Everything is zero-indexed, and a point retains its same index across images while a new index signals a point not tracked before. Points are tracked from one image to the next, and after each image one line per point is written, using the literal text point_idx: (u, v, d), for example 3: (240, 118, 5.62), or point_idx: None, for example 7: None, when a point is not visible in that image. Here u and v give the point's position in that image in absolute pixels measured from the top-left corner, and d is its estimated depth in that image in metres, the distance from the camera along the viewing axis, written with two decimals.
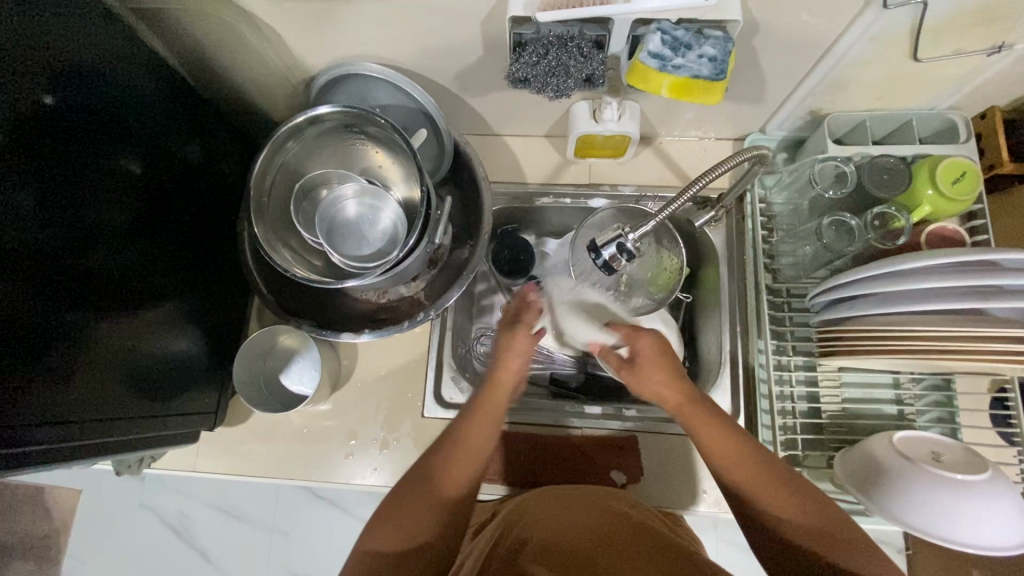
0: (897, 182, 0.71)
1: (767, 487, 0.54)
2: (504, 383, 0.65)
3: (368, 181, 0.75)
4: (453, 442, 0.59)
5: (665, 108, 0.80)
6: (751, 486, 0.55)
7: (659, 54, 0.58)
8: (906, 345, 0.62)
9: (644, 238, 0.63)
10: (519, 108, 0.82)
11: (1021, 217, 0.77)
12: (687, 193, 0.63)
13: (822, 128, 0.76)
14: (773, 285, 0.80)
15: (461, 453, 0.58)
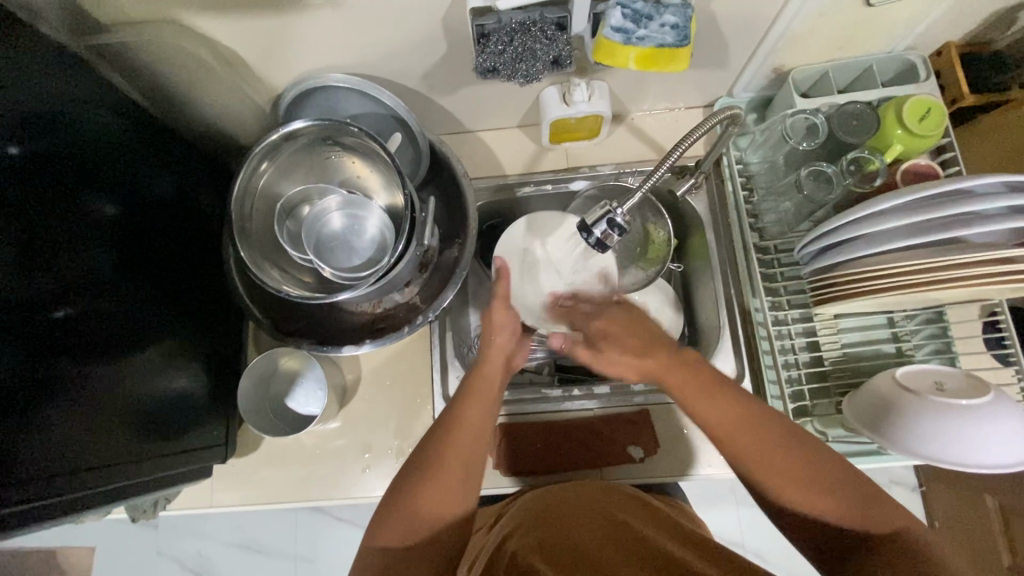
0: (865, 127, 0.73)
1: (778, 467, 0.53)
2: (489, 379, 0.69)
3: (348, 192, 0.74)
4: (456, 421, 0.63)
5: (633, 84, 0.81)
6: (773, 482, 0.53)
7: (622, 28, 0.58)
8: (897, 283, 0.64)
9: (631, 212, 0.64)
10: (489, 102, 0.83)
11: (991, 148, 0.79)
12: (666, 162, 0.64)
13: (788, 84, 0.78)
14: (761, 243, 0.80)
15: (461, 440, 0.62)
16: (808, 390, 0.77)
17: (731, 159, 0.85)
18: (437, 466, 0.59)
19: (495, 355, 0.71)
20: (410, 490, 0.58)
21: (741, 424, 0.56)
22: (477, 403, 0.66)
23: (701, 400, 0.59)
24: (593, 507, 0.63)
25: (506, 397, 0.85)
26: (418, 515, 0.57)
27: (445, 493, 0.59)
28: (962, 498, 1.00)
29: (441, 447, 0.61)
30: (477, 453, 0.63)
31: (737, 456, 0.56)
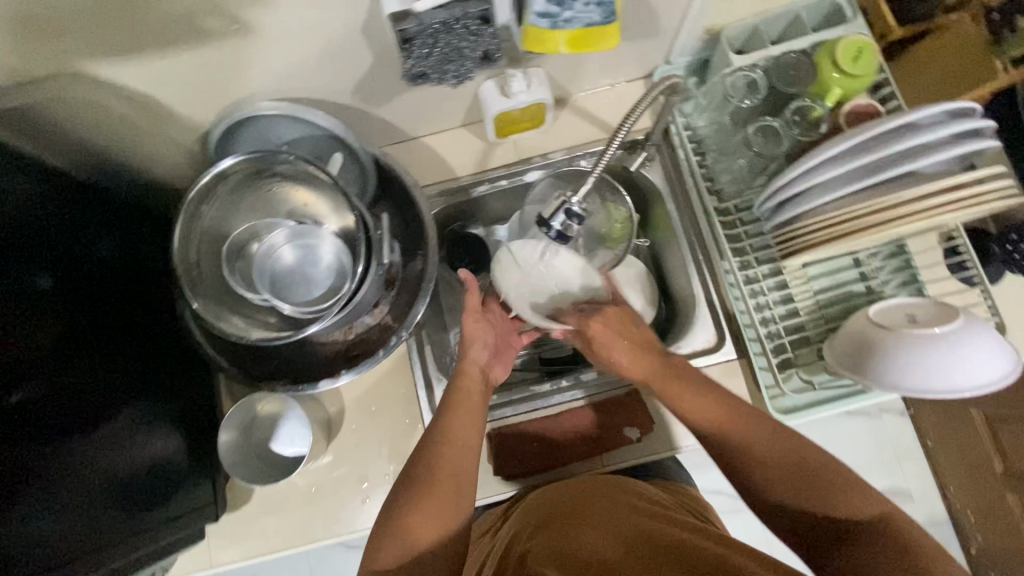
0: (804, 76, 0.73)
1: (762, 458, 0.56)
2: (467, 394, 0.69)
3: (296, 222, 0.72)
4: (442, 437, 0.64)
5: (570, 64, 0.79)
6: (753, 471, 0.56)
7: (547, 12, 0.55)
8: (859, 225, 0.64)
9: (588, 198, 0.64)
10: (428, 106, 0.80)
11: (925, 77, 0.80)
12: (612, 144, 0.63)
13: (722, 43, 0.77)
14: (722, 205, 0.80)
15: (450, 456, 0.63)
16: (789, 342, 0.78)
17: (679, 127, 0.84)
18: (428, 484, 0.61)
19: (470, 368, 0.71)
20: (406, 509, 0.59)
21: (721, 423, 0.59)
22: (461, 415, 0.66)
23: (682, 400, 0.63)
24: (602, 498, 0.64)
25: (497, 400, 0.84)
26: (411, 531, 0.58)
27: (436, 509, 0.59)
28: (948, 417, 1.03)
29: (428, 463, 0.62)
30: (468, 463, 0.64)
31: (723, 451, 0.58)
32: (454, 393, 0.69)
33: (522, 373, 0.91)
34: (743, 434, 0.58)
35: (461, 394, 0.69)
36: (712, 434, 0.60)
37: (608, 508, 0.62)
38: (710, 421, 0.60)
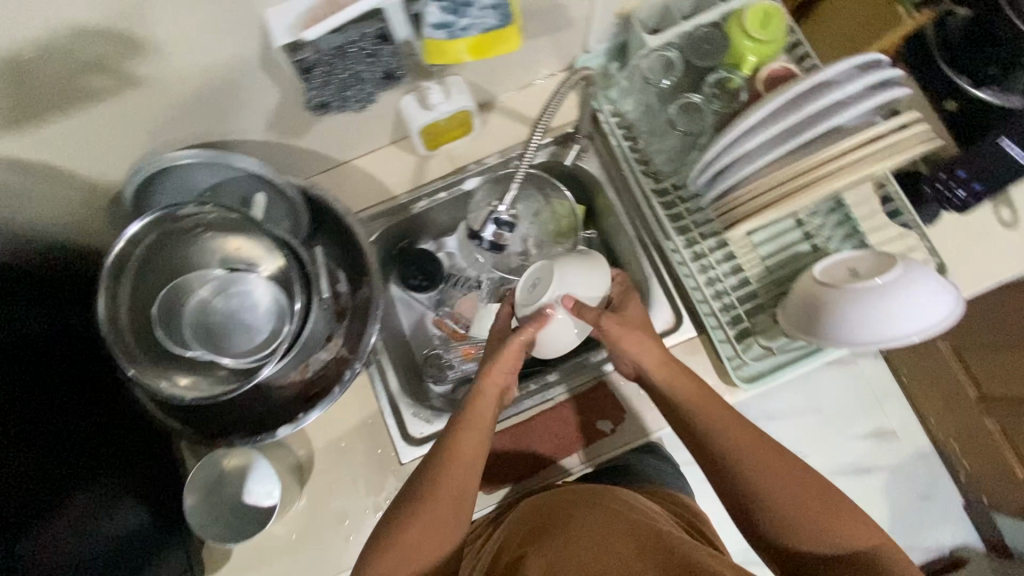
0: (718, 48, 0.72)
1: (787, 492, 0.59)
2: (483, 414, 0.68)
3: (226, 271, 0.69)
4: (449, 452, 0.65)
5: (486, 67, 0.78)
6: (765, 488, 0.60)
7: (443, 22, 0.54)
8: (793, 187, 0.64)
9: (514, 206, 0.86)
10: (351, 129, 0.79)
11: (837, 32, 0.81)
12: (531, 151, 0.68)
13: (634, 25, 0.77)
14: (659, 185, 0.80)
15: (454, 473, 0.64)
16: (745, 312, 0.78)
17: (607, 114, 0.84)
18: (430, 499, 0.62)
19: (494, 383, 0.69)
20: (401, 523, 0.62)
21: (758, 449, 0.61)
22: (473, 431, 0.66)
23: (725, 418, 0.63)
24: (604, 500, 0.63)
25: None
26: (408, 547, 0.60)
27: (433, 528, 0.61)
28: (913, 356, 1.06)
29: (432, 477, 0.64)
30: (470, 483, 0.64)
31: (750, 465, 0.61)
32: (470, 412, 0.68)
33: None
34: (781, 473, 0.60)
35: (477, 412, 0.68)
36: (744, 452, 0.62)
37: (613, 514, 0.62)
38: (710, 434, 0.63)
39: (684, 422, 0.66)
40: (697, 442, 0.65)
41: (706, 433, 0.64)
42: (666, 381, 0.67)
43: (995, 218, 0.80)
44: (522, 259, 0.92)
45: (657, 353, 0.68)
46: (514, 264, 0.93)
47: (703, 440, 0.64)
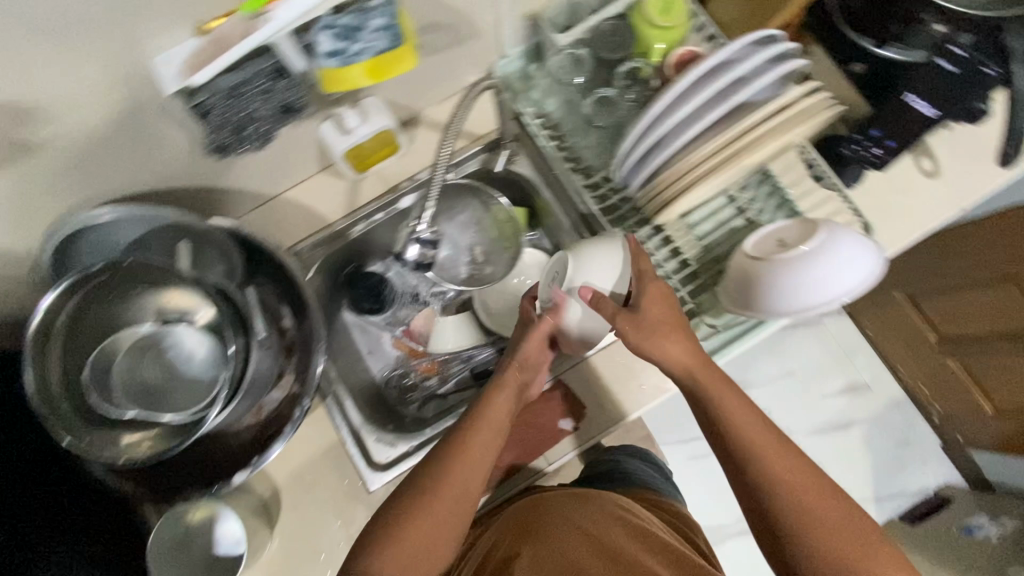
0: (624, 40, 0.76)
1: (801, 489, 0.63)
2: (496, 416, 0.71)
3: (155, 325, 0.68)
4: (459, 449, 0.68)
5: (402, 82, 0.78)
6: (783, 489, 0.63)
7: (335, 50, 0.55)
8: (713, 167, 0.65)
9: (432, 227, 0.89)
10: (274, 163, 0.78)
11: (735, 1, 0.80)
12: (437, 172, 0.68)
13: (543, 26, 0.78)
14: (590, 180, 0.80)
15: (462, 468, 0.67)
16: (687, 292, 0.79)
17: (529, 116, 0.82)
18: (439, 490, 0.66)
19: (512, 378, 0.74)
20: (406, 518, 0.64)
21: (777, 452, 0.65)
22: (487, 431, 0.70)
23: (745, 423, 0.67)
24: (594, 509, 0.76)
25: (432, 432, 0.82)
26: (412, 537, 0.63)
27: (433, 522, 0.64)
28: None
29: (443, 473, 0.67)
30: (478, 484, 0.68)
31: (765, 466, 0.64)
32: (475, 414, 0.71)
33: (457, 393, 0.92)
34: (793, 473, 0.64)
35: (491, 412, 0.71)
36: (762, 453, 0.65)
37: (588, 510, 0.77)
38: (731, 425, 0.67)
39: (695, 397, 0.69)
40: (707, 418, 0.68)
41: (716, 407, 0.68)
42: (678, 364, 0.68)
43: (916, 170, 0.82)
44: (471, 267, 0.94)
45: (673, 340, 0.67)
46: (464, 274, 0.94)
47: (715, 414, 0.68)
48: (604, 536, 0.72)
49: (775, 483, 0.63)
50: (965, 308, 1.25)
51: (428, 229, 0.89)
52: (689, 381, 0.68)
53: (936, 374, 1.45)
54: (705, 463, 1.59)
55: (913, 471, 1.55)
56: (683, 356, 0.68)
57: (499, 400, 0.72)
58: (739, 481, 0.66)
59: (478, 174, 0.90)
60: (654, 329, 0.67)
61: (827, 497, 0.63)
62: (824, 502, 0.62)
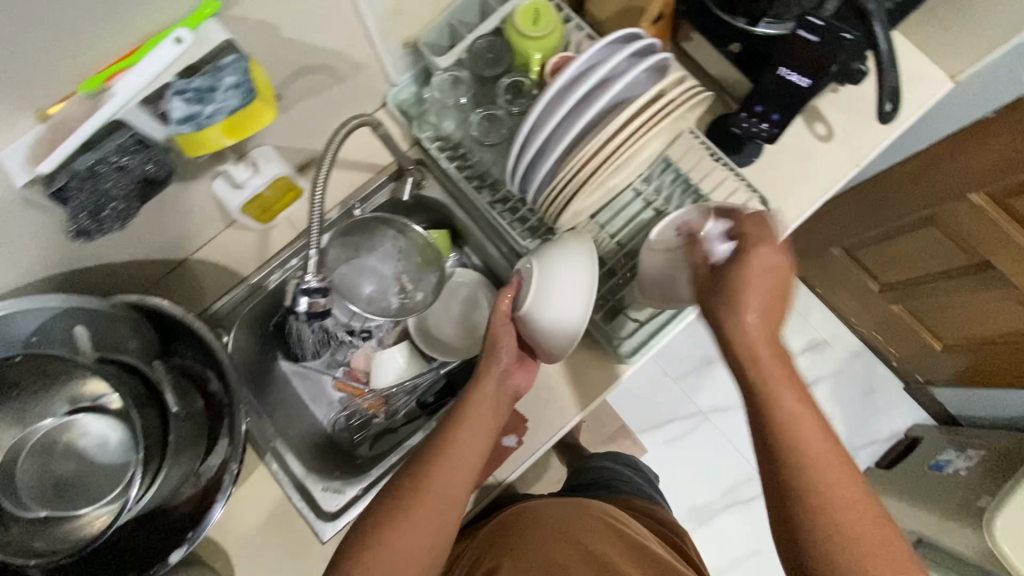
0: (501, 56, 0.77)
1: (834, 478, 0.58)
2: (478, 419, 0.71)
3: (57, 420, 0.65)
4: (438, 453, 0.68)
5: (292, 128, 0.77)
6: (815, 475, 0.58)
7: (188, 115, 0.55)
8: (598, 164, 0.65)
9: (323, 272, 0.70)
10: (175, 227, 0.76)
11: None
12: (316, 215, 0.64)
13: (422, 50, 0.78)
14: (497, 196, 0.81)
15: (442, 473, 0.67)
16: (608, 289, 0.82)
17: (428, 140, 0.82)
18: (422, 495, 0.66)
19: (489, 382, 0.73)
20: (391, 530, 0.64)
21: (823, 441, 0.59)
22: (468, 436, 0.70)
23: (800, 406, 0.60)
24: (585, 519, 0.82)
25: (379, 470, 0.81)
26: (396, 547, 0.63)
27: (415, 530, 0.64)
28: None
29: (426, 477, 0.67)
30: (462, 485, 0.68)
31: (801, 451, 0.59)
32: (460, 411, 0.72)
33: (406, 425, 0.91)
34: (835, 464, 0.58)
35: (472, 414, 0.71)
36: (803, 438, 0.59)
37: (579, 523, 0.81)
38: (778, 402, 0.60)
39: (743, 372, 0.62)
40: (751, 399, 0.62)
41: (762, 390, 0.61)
42: (741, 345, 0.61)
43: (809, 137, 0.85)
44: (401, 297, 0.91)
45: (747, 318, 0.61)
46: (394, 305, 0.91)
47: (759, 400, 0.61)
48: (592, 542, 0.78)
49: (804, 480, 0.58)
50: (897, 255, 1.28)
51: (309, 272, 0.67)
52: (743, 358, 0.62)
53: (885, 320, 1.48)
54: (682, 443, 1.61)
55: (882, 417, 1.60)
56: (761, 334, 0.61)
57: (477, 401, 0.72)
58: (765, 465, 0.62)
59: (390, 204, 0.89)
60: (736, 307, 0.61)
61: (858, 494, 0.58)
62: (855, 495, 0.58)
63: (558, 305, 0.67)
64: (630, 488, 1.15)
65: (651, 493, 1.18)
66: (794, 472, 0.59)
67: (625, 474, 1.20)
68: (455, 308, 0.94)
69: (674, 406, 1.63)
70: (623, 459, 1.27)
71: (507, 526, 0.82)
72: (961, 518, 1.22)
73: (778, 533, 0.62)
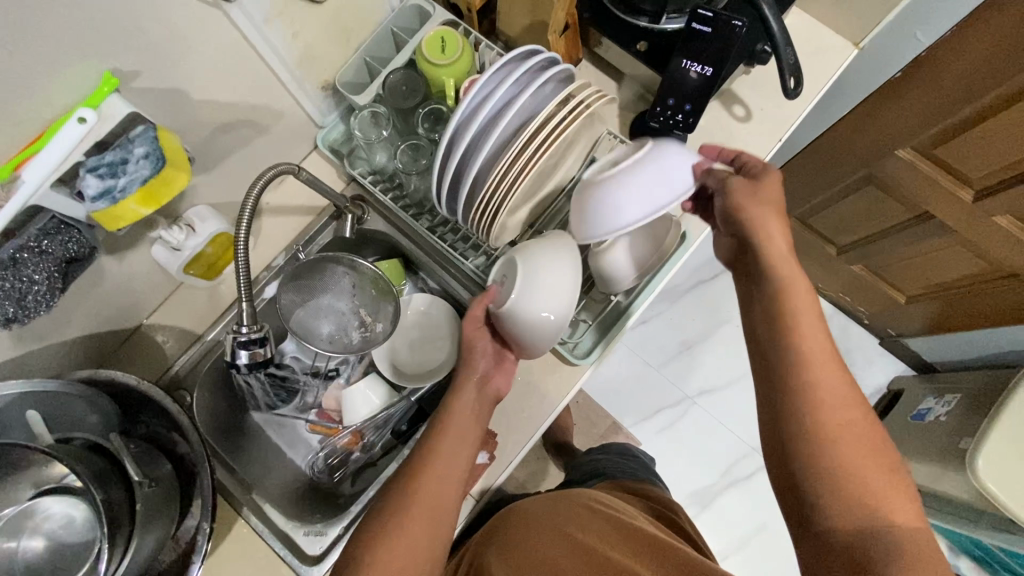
0: (415, 88, 0.78)
1: (828, 382, 0.59)
2: (463, 419, 0.73)
3: (14, 508, 0.64)
4: (431, 453, 0.70)
5: (225, 182, 0.79)
6: (809, 376, 0.59)
7: (102, 190, 0.56)
8: (516, 174, 0.68)
9: (257, 321, 0.66)
10: (122, 297, 0.77)
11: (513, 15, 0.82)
12: (243, 272, 0.63)
13: (341, 90, 0.80)
14: (436, 220, 0.84)
15: (436, 474, 0.68)
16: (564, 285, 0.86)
17: (362, 175, 0.84)
18: (418, 494, 0.67)
19: (467, 387, 0.75)
20: (390, 528, 0.65)
21: (822, 349, 0.60)
22: (457, 435, 0.71)
23: (804, 313, 0.62)
24: (577, 512, 0.80)
25: (357, 506, 0.82)
26: (398, 545, 0.64)
27: (412, 531, 0.65)
28: None
29: (421, 476, 0.68)
30: (448, 504, 0.68)
31: (796, 352, 0.60)
32: (446, 413, 0.73)
33: (383, 458, 0.91)
34: (830, 370, 0.59)
35: (456, 415, 0.73)
36: (801, 339, 0.61)
37: (571, 515, 0.79)
38: (783, 304, 0.63)
39: (764, 299, 0.65)
40: (767, 327, 0.63)
41: (780, 316, 0.63)
42: (766, 241, 0.66)
43: (729, 120, 0.88)
44: (361, 331, 0.89)
45: (774, 235, 0.66)
46: (356, 340, 0.88)
47: (778, 328, 0.62)
48: (580, 533, 0.75)
49: (814, 413, 0.58)
50: (846, 216, 1.32)
51: (252, 324, 0.65)
52: (766, 284, 0.65)
53: (850, 281, 1.52)
54: (673, 431, 1.62)
55: (863, 373, 1.62)
56: (778, 240, 0.66)
57: (461, 402, 0.74)
58: (769, 402, 0.62)
59: (335, 243, 0.90)
60: (768, 210, 0.67)
61: (850, 403, 0.58)
62: (848, 402, 0.58)
63: (540, 294, 0.69)
64: (625, 476, 1.15)
65: (647, 475, 1.17)
66: (789, 371, 0.60)
67: (619, 461, 1.20)
68: (418, 333, 0.93)
69: (660, 395, 1.64)
70: (620, 449, 1.27)
71: (508, 521, 0.81)
72: (947, 463, 1.24)
73: (768, 443, 0.61)
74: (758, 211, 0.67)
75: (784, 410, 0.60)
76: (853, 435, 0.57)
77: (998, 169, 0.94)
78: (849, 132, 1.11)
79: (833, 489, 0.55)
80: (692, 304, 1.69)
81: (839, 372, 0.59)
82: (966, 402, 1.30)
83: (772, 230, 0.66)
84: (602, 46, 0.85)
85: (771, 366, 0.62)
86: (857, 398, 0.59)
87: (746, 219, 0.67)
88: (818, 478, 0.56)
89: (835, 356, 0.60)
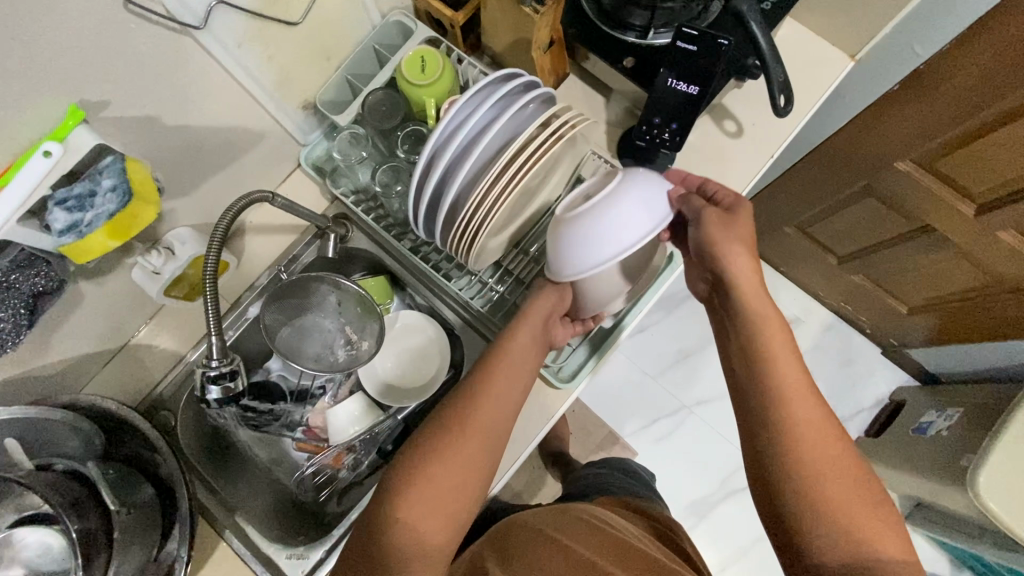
0: (395, 107, 0.78)
1: (806, 417, 0.57)
2: (516, 358, 0.69)
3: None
4: (475, 395, 0.66)
5: (206, 203, 0.78)
6: (785, 413, 0.57)
7: (69, 223, 0.55)
8: (494, 200, 0.66)
9: (227, 354, 0.66)
10: (103, 319, 0.77)
11: (495, 33, 0.80)
12: (210, 305, 0.63)
13: (322, 108, 0.79)
14: (416, 243, 0.83)
15: (481, 418, 0.65)
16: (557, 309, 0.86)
17: (345, 194, 0.82)
18: (461, 438, 0.64)
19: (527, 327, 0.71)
20: (414, 482, 0.62)
21: (798, 383, 0.58)
22: (508, 377, 0.68)
23: (776, 346, 0.60)
24: (573, 523, 0.77)
25: (340, 529, 0.81)
26: (428, 496, 0.61)
27: (452, 475, 0.62)
28: None
29: (461, 421, 0.65)
30: (481, 470, 0.64)
31: (772, 389, 0.58)
32: (499, 350, 0.69)
33: (371, 474, 0.90)
34: (806, 404, 0.57)
35: (508, 357, 0.69)
36: (772, 374, 0.59)
37: (570, 524, 0.77)
38: (752, 336, 0.61)
39: (734, 336, 0.63)
40: (742, 364, 0.61)
41: (752, 352, 0.60)
42: (730, 269, 0.62)
43: (723, 133, 0.86)
44: (347, 348, 0.88)
45: (739, 267, 0.62)
46: (342, 358, 0.87)
47: (751, 356, 0.60)
48: (573, 542, 0.72)
49: (792, 447, 0.56)
50: (847, 226, 1.29)
51: (219, 358, 0.65)
52: (735, 322, 0.62)
53: (851, 291, 1.49)
54: (671, 441, 1.60)
55: (866, 384, 1.60)
56: (746, 268, 0.62)
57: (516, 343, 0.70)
58: (747, 439, 0.60)
59: (318, 262, 0.90)
60: (737, 243, 0.62)
61: (830, 437, 0.57)
62: (829, 436, 0.57)
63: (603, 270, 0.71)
64: (621, 488, 1.14)
65: (645, 495, 1.15)
66: (762, 408, 0.58)
67: (618, 476, 1.19)
68: (401, 351, 0.92)
69: (658, 405, 1.62)
70: (618, 462, 1.26)
71: (507, 528, 0.79)
72: (946, 479, 1.22)
73: (752, 474, 0.59)
74: (725, 244, 0.62)
75: (761, 448, 0.58)
76: (837, 469, 0.55)
77: (999, 185, 0.91)
78: (849, 144, 1.08)
79: (819, 525, 0.54)
80: (690, 313, 1.67)
81: (816, 406, 0.57)
82: (968, 416, 1.27)
83: (737, 262, 0.62)
84: (587, 59, 0.83)
85: (744, 404, 0.60)
86: (835, 430, 0.57)
87: (714, 255, 0.62)
88: (801, 514, 0.55)
89: (812, 389, 0.58)
